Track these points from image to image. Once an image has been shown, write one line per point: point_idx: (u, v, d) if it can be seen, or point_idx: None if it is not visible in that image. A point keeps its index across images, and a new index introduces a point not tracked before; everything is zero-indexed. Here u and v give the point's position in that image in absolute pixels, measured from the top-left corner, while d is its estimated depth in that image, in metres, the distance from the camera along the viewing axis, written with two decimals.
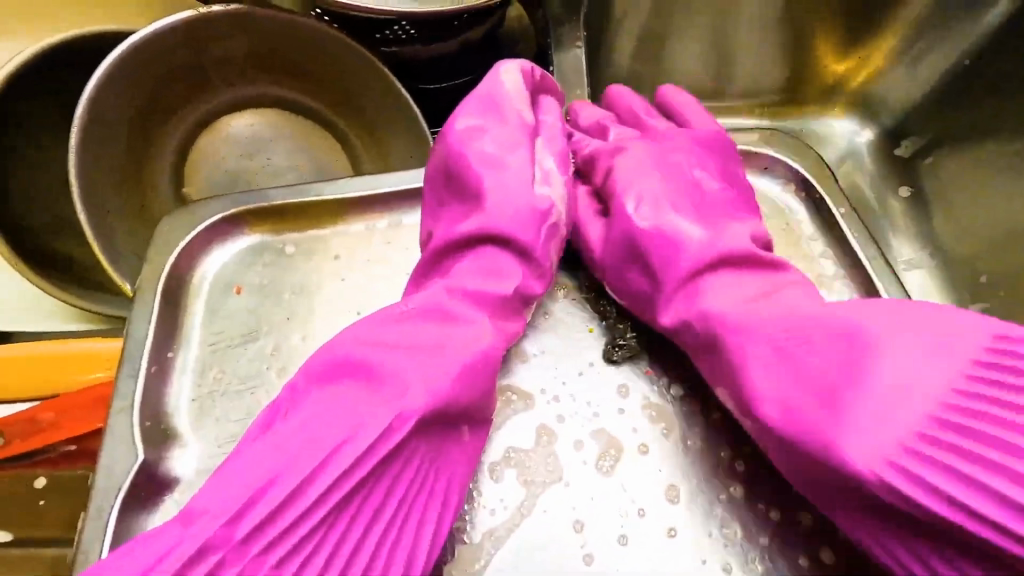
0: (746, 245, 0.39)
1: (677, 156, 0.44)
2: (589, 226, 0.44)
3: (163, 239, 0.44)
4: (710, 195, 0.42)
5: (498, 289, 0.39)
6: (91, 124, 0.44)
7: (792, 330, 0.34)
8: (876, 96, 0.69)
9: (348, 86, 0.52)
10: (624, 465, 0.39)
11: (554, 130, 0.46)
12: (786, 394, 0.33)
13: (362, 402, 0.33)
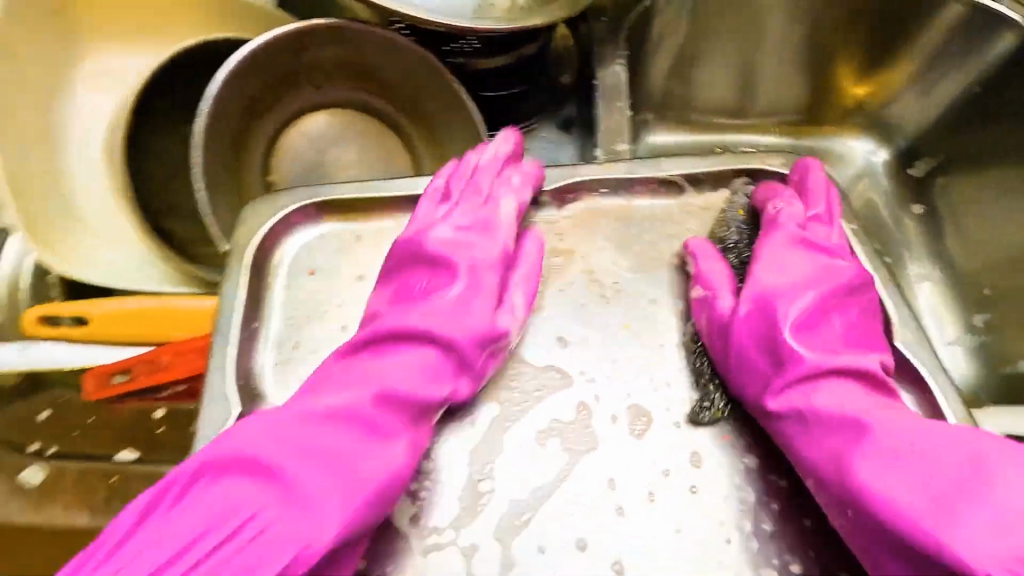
0: (870, 364, 0.42)
1: (803, 259, 0.47)
2: (719, 300, 0.46)
3: (251, 223, 0.48)
4: (840, 297, 0.45)
5: (422, 398, 0.41)
6: (212, 120, 0.51)
7: (908, 439, 0.37)
8: (892, 120, 0.75)
9: (416, 93, 0.59)
10: (652, 434, 0.42)
11: (530, 258, 0.48)
12: (897, 491, 0.35)
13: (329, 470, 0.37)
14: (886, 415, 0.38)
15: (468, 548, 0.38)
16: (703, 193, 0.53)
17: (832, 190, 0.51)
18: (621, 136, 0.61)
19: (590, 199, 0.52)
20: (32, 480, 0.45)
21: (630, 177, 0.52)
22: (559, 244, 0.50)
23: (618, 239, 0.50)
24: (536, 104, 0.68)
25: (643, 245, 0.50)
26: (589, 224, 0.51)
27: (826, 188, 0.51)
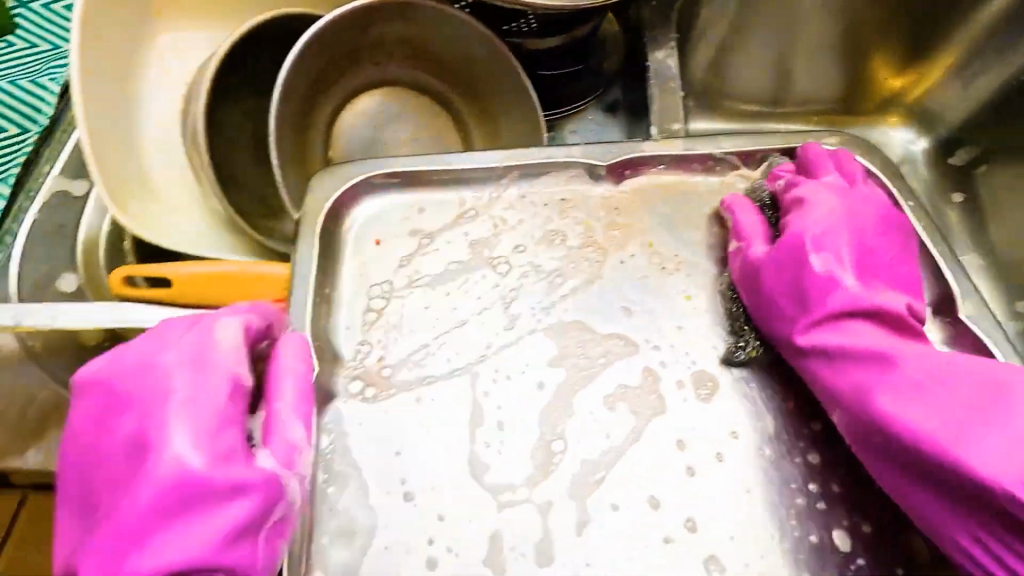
0: (898, 306, 0.42)
1: (827, 208, 0.46)
2: (751, 246, 0.47)
3: (319, 193, 0.50)
4: (865, 243, 0.46)
5: (231, 498, 0.34)
6: (285, 95, 0.53)
7: (936, 371, 0.39)
8: (933, 110, 0.76)
9: (474, 73, 0.60)
10: (719, 399, 0.43)
11: (291, 383, 0.39)
12: (913, 415, 0.38)
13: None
14: (911, 351, 0.40)
15: (543, 505, 0.39)
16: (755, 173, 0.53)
17: (849, 155, 0.51)
18: (674, 116, 0.62)
19: (640, 178, 0.53)
20: None
21: (688, 153, 0.52)
22: (617, 220, 0.51)
23: (676, 214, 0.51)
24: (585, 91, 0.69)
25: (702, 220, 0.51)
26: (644, 201, 0.52)
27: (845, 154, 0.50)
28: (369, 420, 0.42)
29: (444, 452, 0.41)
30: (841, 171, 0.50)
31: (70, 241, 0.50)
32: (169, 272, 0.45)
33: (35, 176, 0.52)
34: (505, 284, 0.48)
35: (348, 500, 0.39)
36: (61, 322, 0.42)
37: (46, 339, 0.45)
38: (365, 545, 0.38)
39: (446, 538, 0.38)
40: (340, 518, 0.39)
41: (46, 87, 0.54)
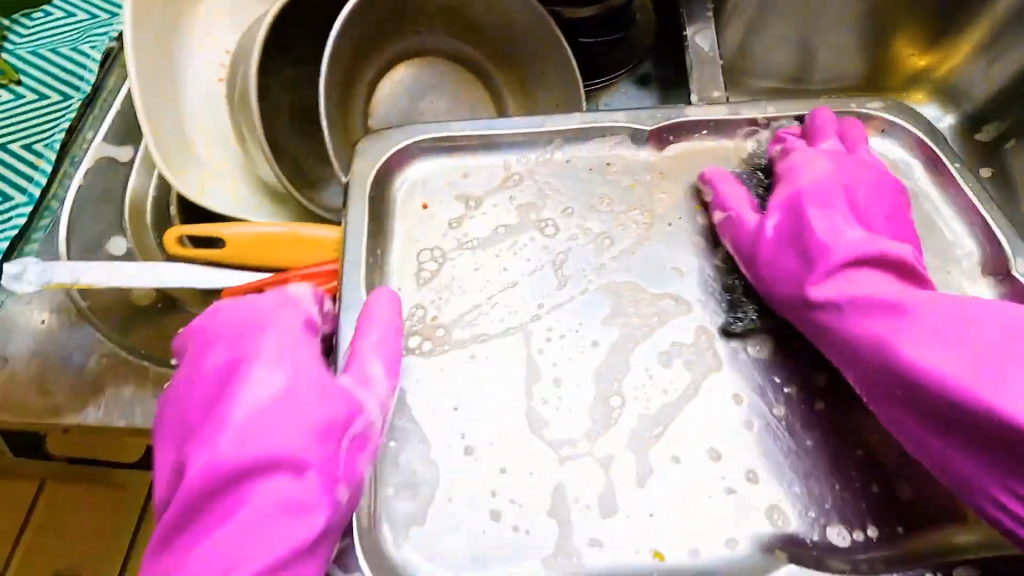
0: (903, 253, 0.42)
1: (826, 168, 0.46)
2: (743, 217, 0.46)
3: (366, 158, 0.49)
4: (863, 203, 0.46)
5: (317, 404, 0.36)
6: (333, 58, 0.53)
7: (955, 317, 0.37)
8: (957, 87, 0.80)
9: (513, 43, 0.61)
10: (773, 354, 0.44)
11: (381, 326, 0.40)
12: (932, 360, 0.36)
13: (264, 497, 0.34)
14: (927, 297, 0.39)
15: (605, 458, 0.40)
16: None
17: (846, 119, 0.51)
18: (714, 84, 0.61)
19: (686, 143, 0.52)
20: None
21: (737, 118, 0.52)
22: (664, 183, 0.51)
23: None
24: (619, 63, 0.69)
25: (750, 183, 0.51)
26: (691, 165, 0.52)
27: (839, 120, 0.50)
28: (427, 377, 0.42)
29: (500, 409, 0.41)
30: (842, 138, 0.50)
31: (117, 205, 0.50)
32: (223, 232, 0.45)
33: (79, 142, 0.52)
34: (555, 246, 0.48)
35: (410, 453, 0.39)
36: (118, 279, 0.42)
37: (100, 298, 0.45)
38: (430, 496, 0.38)
39: (511, 489, 0.39)
40: (403, 472, 0.39)
41: (88, 55, 0.54)
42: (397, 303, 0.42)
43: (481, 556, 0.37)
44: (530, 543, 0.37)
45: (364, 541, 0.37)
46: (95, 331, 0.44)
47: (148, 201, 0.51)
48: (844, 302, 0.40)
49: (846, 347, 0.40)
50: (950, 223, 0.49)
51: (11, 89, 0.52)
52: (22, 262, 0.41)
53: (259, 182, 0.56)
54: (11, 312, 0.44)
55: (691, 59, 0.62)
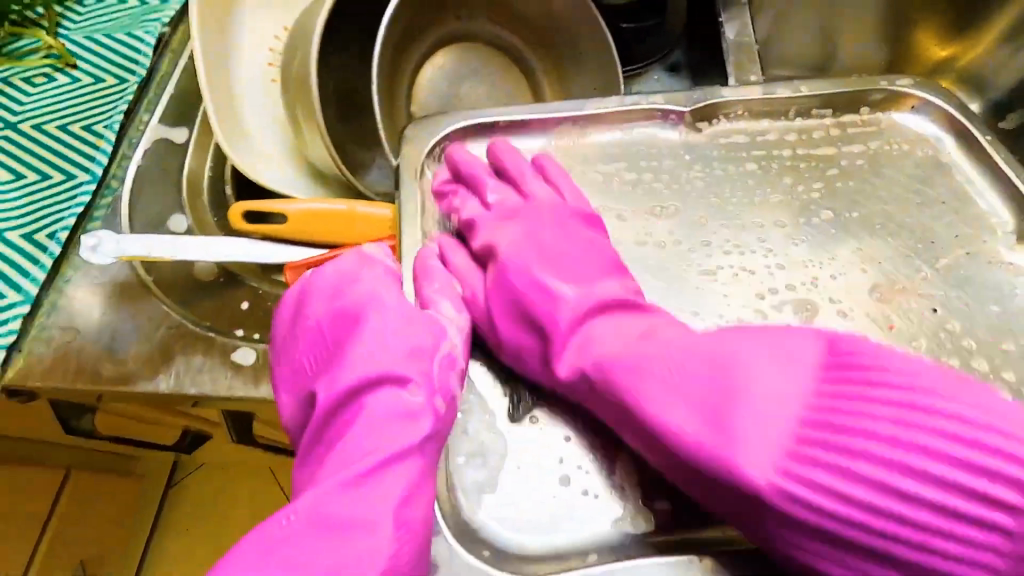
0: (614, 291, 0.43)
1: (514, 233, 0.46)
2: (467, 280, 0.45)
3: (417, 141, 0.50)
4: (562, 253, 0.45)
5: (414, 334, 0.40)
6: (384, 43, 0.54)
7: (670, 362, 0.38)
8: (979, 75, 0.81)
9: (551, 30, 0.62)
10: (819, 321, 0.45)
11: (444, 278, 0.44)
12: (669, 415, 0.36)
13: (375, 407, 0.38)
14: (652, 346, 0.39)
15: None
16: (841, 118, 0.54)
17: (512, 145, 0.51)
18: (748, 68, 0.63)
19: (726, 122, 0.54)
20: (246, 360, 0.44)
21: (777, 101, 0.53)
22: (705, 162, 0.52)
23: (762, 159, 0.52)
24: (649, 51, 0.70)
25: (788, 165, 0.52)
26: (730, 145, 0.53)
27: (509, 149, 0.50)
28: (487, 350, 0.43)
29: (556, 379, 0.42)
30: (466, 181, 0.49)
31: (175, 184, 0.52)
32: (282, 208, 0.47)
33: (136, 124, 0.53)
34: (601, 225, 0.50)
35: (478, 423, 0.41)
36: (184, 252, 0.44)
37: (165, 274, 0.46)
38: (501, 465, 0.39)
39: (577, 457, 0.40)
40: (472, 441, 0.40)
41: (142, 41, 0.56)
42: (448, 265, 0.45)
43: (556, 520, 0.38)
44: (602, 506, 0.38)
45: (441, 505, 0.38)
46: (161, 304, 0.45)
47: (204, 180, 0.53)
48: (603, 368, 0.39)
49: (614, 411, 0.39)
50: (983, 198, 0.51)
51: (68, 73, 0.54)
52: (97, 235, 0.43)
53: (308, 164, 0.57)
54: (79, 286, 0.46)
55: (729, 46, 0.63)
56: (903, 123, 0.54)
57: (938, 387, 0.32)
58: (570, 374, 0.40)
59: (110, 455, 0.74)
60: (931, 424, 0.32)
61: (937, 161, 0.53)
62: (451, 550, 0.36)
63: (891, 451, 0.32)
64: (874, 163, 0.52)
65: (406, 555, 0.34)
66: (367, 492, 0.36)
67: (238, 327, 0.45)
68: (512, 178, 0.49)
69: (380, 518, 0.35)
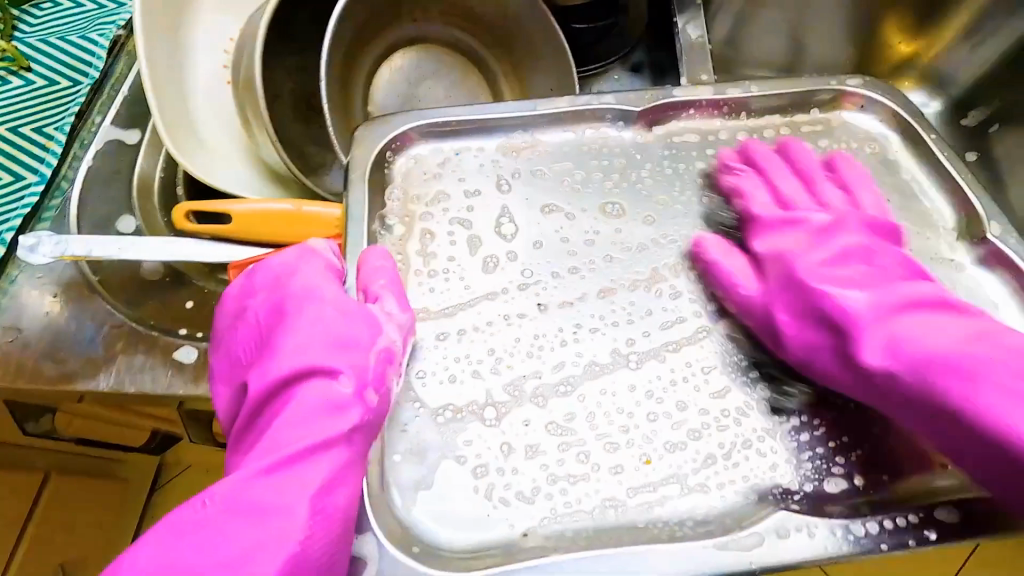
0: (954, 321, 0.41)
1: (821, 251, 0.46)
2: (743, 288, 0.46)
3: (365, 143, 0.50)
4: (847, 258, 0.46)
5: (348, 329, 0.40)
6: (332, 44, 0.54)
7: (976, 342, 0.39)
8: (944, 72, 0.82)
9: (510, 31, 0.63)
10: (760, 320, 0.46)
11: (382, 277, 0.42)
12: (965, 397, 0.37)
13: (306, 396, 0.38)
14: (941, 336, 0.40)
15: (602, 423, 0.41)
16: (791, 116, 0.54)
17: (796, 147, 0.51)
18: (703, 68, 0.63)
19: (677, 121, 0.54)
20: (187, 358, 0.44)
21: (725, 99, 0.53)
22: (654, 161, 0.53)
23: (711, 156, 0.53)
24: (612, 50, 0.71)
25: (736, 163, 0.53)
26: (680, 144, 0.53)
27: (814, 159, 0.51)
28: (429, 349, 0.44)
29: (496, 378, 0.43)
30: (761, 169, 0.51)
31: (125, 186, 0.52)
32: (228, 208, 0.47)
33: (88, 126, 0.54)
34: (547, 224, 0.50)
35: (417, 422, 0.41)
36: (126, 251, 0.44)
37: (111, 274, 0.47)
38: (437, 462, 0.40)
39: (512, 455, 0.40)
40: (410, 440, 0.40)
41: (97, 43, 0.56)
42: (391, 264, 0.43)
43: (486, 516, 0.38)
44: (532, 501, 0.39)
45: (373, 502, 0.38)
46: (106, 304, 0.46)
47: (156, 181, 0.53)
48: (886, 353, 0.41)
49: (828, 363, 0.42)
50: (927, 194, 0.51)
51: (22, 75, 0.54)
52: (36, 235, 0.43)
53: (262, 166, 0.57)
54: (24, 288, 0.46)
55: (683, 44, 0.64)
56: (852, 122, 0.54)
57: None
58: (914, 383, 0.39)
59: (89, 458, 0.75)
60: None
61: (881, 157, 0.53)
62: (378, 544, 0.36)
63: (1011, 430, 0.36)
64: (822, 162, 0.53)
65: (318, 544, 0.35)
66: (288, 478, 0.36)
67: (181, 326, 0.45)
68: (763, 169, 0.51)
69: (297, 504, 0.35)
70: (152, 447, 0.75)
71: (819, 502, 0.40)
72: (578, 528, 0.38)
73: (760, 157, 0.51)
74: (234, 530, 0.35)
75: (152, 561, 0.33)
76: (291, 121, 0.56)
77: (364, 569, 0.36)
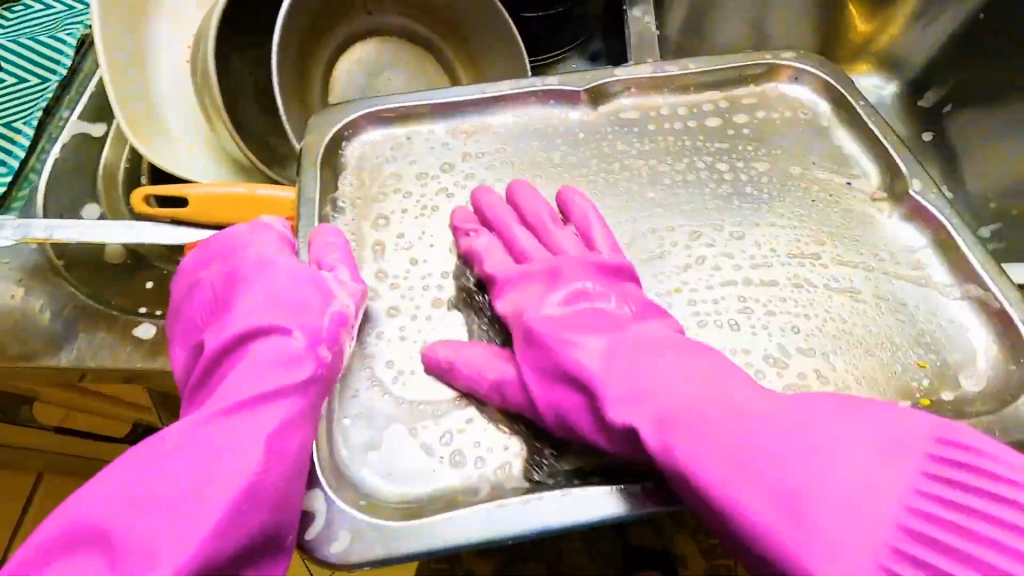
0: (745, 394, 0.36)
1: (554, 300, 0.45)
2: (489, 372, 0.42)
3: (318, 127, 0.52)
4: (564, 313, 0.44)
5: (303, 293, 0.42)
6: (284, 35, 0.57)
7: (736, 442, 0.34)
8: (897, 55, 0.84)
9: (461, 22, 0.65)
10: (697, 283, 0.48)
11: (333, 252, 0.45)
12: (805, 534, 0.31)
13: (259, 353, 0.40)
14: (711, 401, 0.36)
15: None
16: (727, 92, 0.57)
17: (345, 243, 0.45)
18: (650, 53, 0.66)
19: (618, 99, 0.56)
20: (145, 335, 0.46)
21: (661, 79, 0.56)
22: (597, 140, 0.55)
23: (651, 134, 0.55)
24: (565, 41, 0.72)
25: (676, 140, 0.55)
26: (622, 123, 0.55)
27: (332, 248, 0.45)
28: (383, 319, 0.46)
29: (447, 342, 0.45)
30: (492, 225, 0.50)
31: (91, 177, 0.55)
32: (184, 192, 0.49)
33: (56, 121, 0.56)
34: (494, 198, 0.52)
35: (368, 389, 0.43)
36: (82, 235, 0.46)
37: (73, 259, 0.49)
38: (384, 425, 0.42)
39: (457, 414, 0.42)
40: (360, 403, 0.42)
41: (64, 41, 0.58)
42: (343, 240, 0.46)
43: (432, 471, 0.40)
44: (476, 454, 0.41)
45: (323, 463, 0.39)
46: (68, 286, 0.48)
47: (120, 170, 0.56)
48: (667, 434, 0.36)
49: (556, 413, 0.41)
50: (854, 163, 0.54)
51: None
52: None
53: (223, 153, 0.59)
54: None
55: (630, 32, 0.66)
56: (786, 92, 0.57)
57: (1001, 460, 0.32)
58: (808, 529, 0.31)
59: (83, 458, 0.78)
60: (972, 509, 0.31)
61: (815, 124, 0.56)
62: (327, 499, 0.38)
63: (959, 569, 0.29)
64: (759, 134, 0.55)
65: (266, 488, 0.35)
66: (238, 423, 0.37)
67: (141, 305, 0.48)
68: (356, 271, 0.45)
69: (246, 443, 0.36)
70: (134, 438, 0.77)
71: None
72: (519, 478, 0.40)
73: (338, 260, 0.44)
74: (177, 474, 0.35)
75: (97, 502, 0.34)
76: (252, 110, 0.58)
77: (313, 522, 0.37)
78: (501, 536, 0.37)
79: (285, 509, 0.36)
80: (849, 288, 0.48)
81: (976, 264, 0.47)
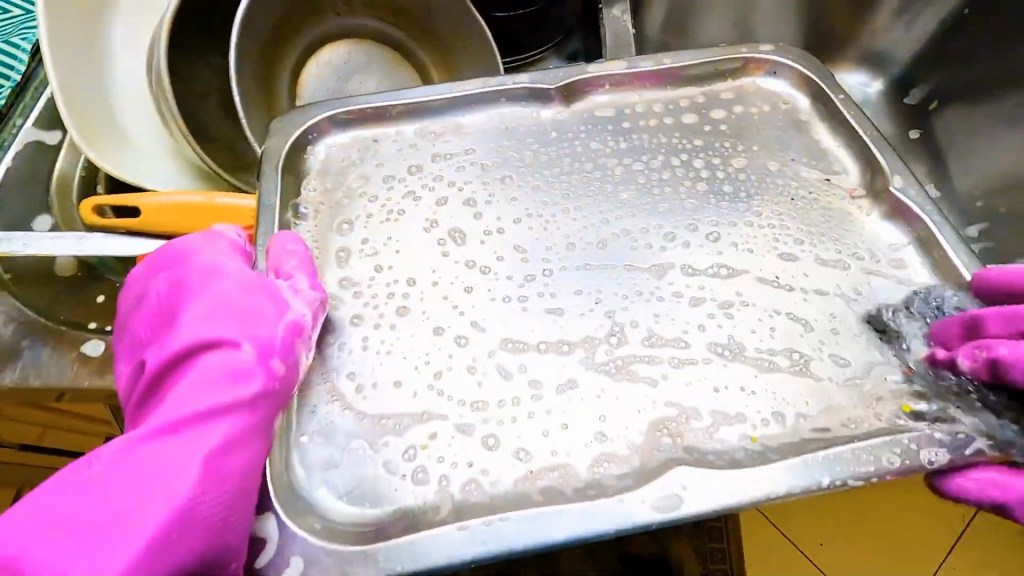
0: None
1: None
2: None
3: (279, 131, 0.50)
4: None
5: (255, 304, 0.40)
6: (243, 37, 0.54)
7: None
8: (883, 50, 0.82)
9: (431, 21, 0.64)
10: (673, 285, 0.46)
11: (291, 259, 0.43)
12: None
13: (204, 366, 0.38)
14: None
15: (509, 392, 0.42)
16: (703, 90, 0.55)
17: (306, 250, 0.44)
18: (627, 51, 0.64)
19: (596, 98, 0.54)
20: (94, 352, 0.45)
21: (634, 77, 0.54)
22: (570, 140, 0.53)
23: (623, 133, 0.53)
24: (542, 39, 0.71)
25: (650, 139, 0.53)
26: (596, 122, 0.54)
27: (291, 255, 0.43)
28: (347, 329, 0.44)
29: (411, 352, 0.43)
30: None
31: (44, 188, 0.53)
32: (138, 201, 0.47)
33: (8, 129, 0.54)
34: (463, 199, 0.50)
35: (326, 404, 0.41)
36: (27, 248, 0.44)
37: (22, 272, 0.47)
38: (345, 443, 0.40)
39: (419, 428, 0.40)
40: (320, 420, 0.41)
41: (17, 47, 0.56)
42: (302, 246, 0.44)
43: (393, 490, 0.39)
44: (439, 472, 0.39)
45: (276, 485, 0.38)
46: (16, 301, 0.46)
47: (75, 179, 0.54)
48: None
49: None
50: (836, 162, 0.52)
51: None
52: None
53: (184, 158, 0.57)
54: None
55: (605, 30, 0.65)
56: (766, 87, 0.56)
57: None
58: None
59: None
60: None
61: (796, 121, 0.54)
62: (279, 524, 0.36)
63: None
64: (737, 130, 0.53)
65: (206, 512, 0.34)
66: (177, 442, 0.35)
67: (92, 320, 0.46)
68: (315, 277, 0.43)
69: (189, 462, 0.34)
70: None
71: (722, 448, 0.40)
72: (482, 494, 0.38)
73: (297, 268, 0.42)
74: (110, 495, 0.33)
75: (24, 524, 0.32)
76: (212, 113, 0.56)
77: (264, 549, 0.35)
78: (460, 560, 0.35)
79: (226, 534, 0.34)
80: (830, 289, 0.46)
81: (959, 262, 0.45)
